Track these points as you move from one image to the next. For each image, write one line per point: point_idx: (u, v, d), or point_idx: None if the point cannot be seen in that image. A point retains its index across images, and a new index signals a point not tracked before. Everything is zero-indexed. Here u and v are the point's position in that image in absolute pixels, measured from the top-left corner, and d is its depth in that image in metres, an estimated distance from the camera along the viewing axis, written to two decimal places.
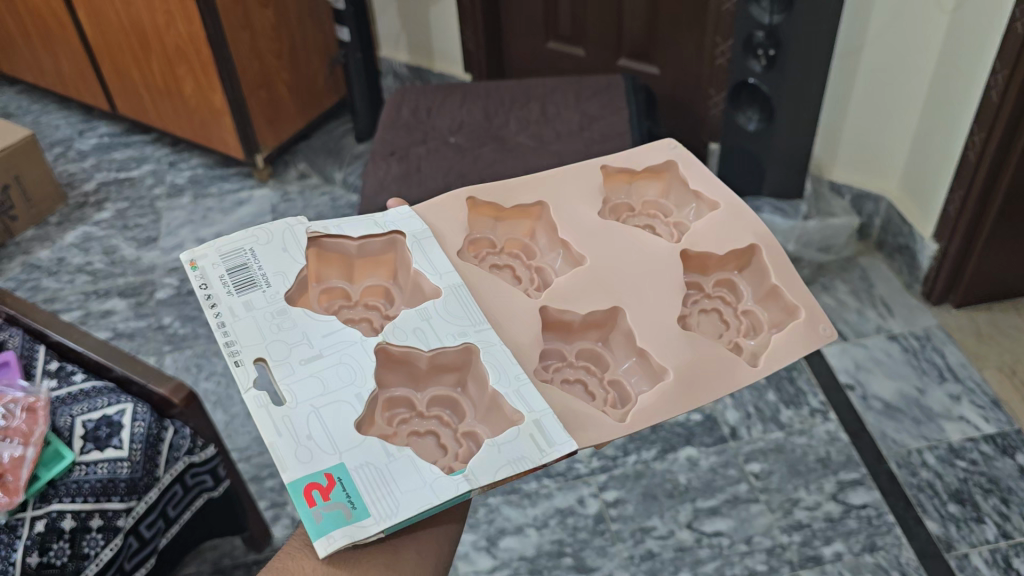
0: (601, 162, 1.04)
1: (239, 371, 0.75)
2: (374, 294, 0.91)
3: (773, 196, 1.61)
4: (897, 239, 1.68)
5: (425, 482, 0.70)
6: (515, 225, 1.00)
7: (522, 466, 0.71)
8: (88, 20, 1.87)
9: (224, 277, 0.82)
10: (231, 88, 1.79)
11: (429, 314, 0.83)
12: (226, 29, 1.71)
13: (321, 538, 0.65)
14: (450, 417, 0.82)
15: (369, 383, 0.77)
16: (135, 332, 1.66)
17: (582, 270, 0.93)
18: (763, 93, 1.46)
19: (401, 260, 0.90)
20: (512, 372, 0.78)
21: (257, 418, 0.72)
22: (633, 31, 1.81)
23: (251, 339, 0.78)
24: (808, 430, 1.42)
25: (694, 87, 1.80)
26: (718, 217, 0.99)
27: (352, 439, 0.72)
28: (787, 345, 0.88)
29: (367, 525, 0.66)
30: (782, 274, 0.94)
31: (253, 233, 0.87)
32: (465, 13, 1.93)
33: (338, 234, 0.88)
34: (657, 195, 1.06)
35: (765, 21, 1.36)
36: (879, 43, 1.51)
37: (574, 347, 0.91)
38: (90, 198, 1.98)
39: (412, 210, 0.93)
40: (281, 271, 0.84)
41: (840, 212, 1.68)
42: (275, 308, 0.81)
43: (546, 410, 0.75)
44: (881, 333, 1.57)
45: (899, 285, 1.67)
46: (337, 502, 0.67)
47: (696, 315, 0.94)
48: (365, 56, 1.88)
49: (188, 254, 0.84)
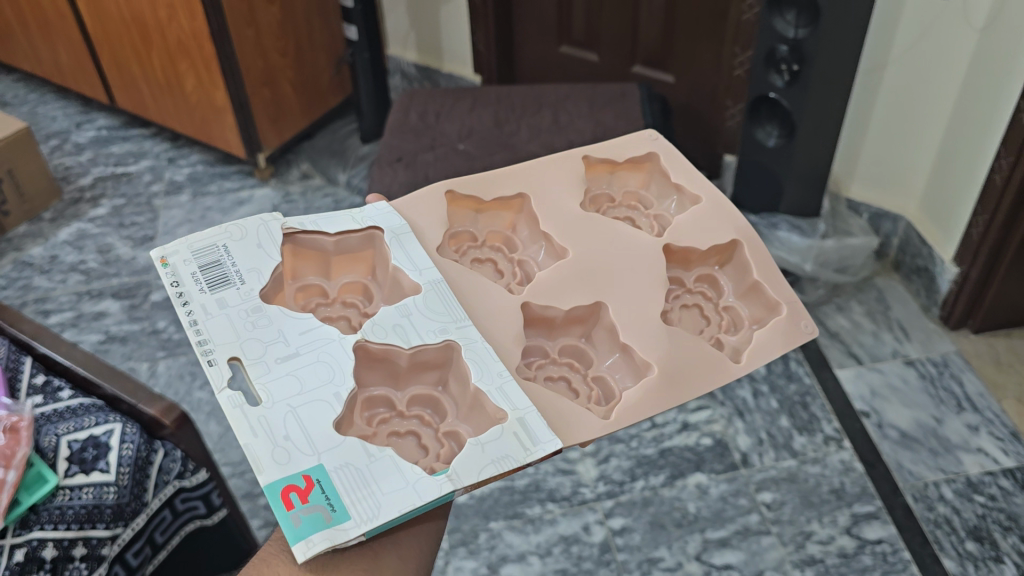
0: (583, 152, 1.05)
1: (212, 369, 0.74)
2: (352, 291, 0.91)
3: (792, 212, 1.52)
4: (914, 260, 1.63)
5: (407, 483, 0.69)
6: (496, 217, 1.01)
7: (507, 464, 0.70)
8: (89, 11, 1.82)
9: (195, 273, 0.81)
10: (234, 85, 1.73)
11: (409, 310, 0.83)
12: (231, 25, 1.66)
13: (299, 542, 0.64)
14: (431, 416, 0.82)
15: (348, 381, 0.76)
16: (129, 336, 1.61)
17: (565, 265, 0.95)
18: (783, 108, 1.41)
19: (380, 255, 0.90)
20: (494, 369, 0.78)
21: (232, 419, 0.71)
22: (648, 38, 1.77)
23: (225, 338, 0.77)
24: (822, 459, 1.37)
25: (710, 97, 1.75)
26: (701, 209, 1.01)
27: (331, 438, 0.71)
28: (772, 340, 0.90)
29: (347, 529, 0.65)
30: (764, 270, 0.96)
31: (227, 228, 0.86)
32: (477, 14, 1.88)
33: (315, 229, 0.88)
34: (637, 185, 1.08)
35: (789, 35, 1.31)
36: (903, 57, 1.45)
37: (556, 344, 0.92)
38: (86, 193, 1.92)
39: (389, 203, 0.94)
40: (254, 269, 0.83)
41: (859, 232, 1.57)
42: (248, 305, 0.80)
43: (530, 407, 0.75)
44: (897, 358, 1.53)
45: (916, 308, 1.62)
46: (316, 505, 0.66)
47: (678, 310, 0.96)
48: (374, 55, 1.82)
49: (159, 250, 0.83)
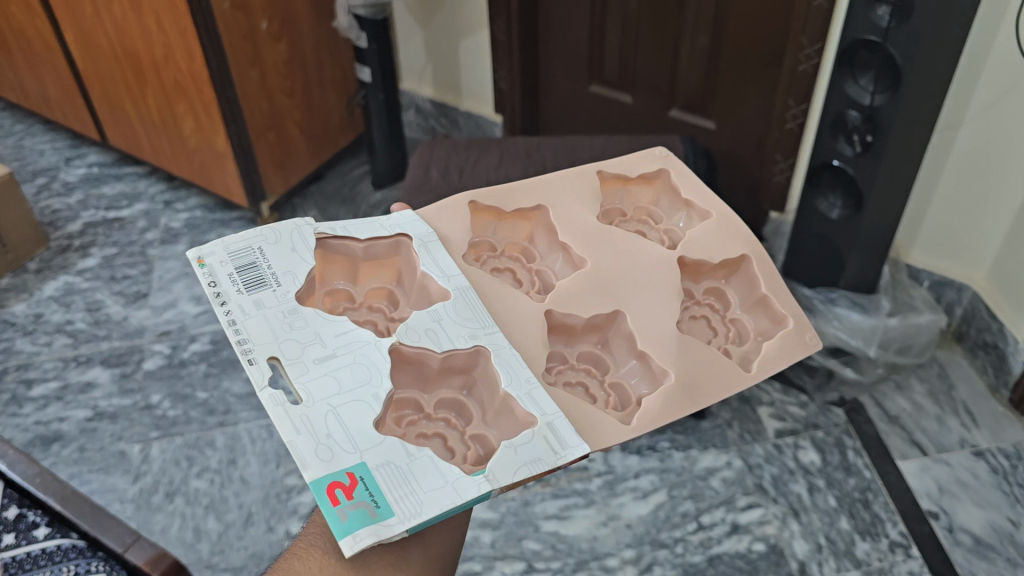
0: (598, 167, 1.04)
1: (253, 368, 0.71)
2: (377, 296, 0.88)
3: (851, 288, 1.38)
4: (981, 335, 1.48)
5: (446, 482, 0.67)
6: (514, 228, 0.99)
7: (539, 467, 0.69)
8: (77, 44, 1.67)
9: (233, 275, 0.78)
10: (237, 131, 1.58)
11: (439, 314, 0.80)
12: (233, 66, 1.50)
13: (345, 536, 0.61)
14: (457, 420, 0.80)
15: (385, 383, 0.74)
16: (119, 412, 1.46)
17: (584, 273, 0.93)
18: (848, 176, 1.26)
19: (406, 262, 0.87)
20: (523, 374, 0.76)
21: (274, 418, 0.68)
22: (688, 80, 1.62)
23: (263, 338, 0.74)
24: (888, 569, 1.23)
25: (756, 147, 1.60)
26: (712, 224, 0.98)
27: (372, 437, 0.69)
28: (780, 354, 0.88)
29: (392, 524, 0.63)
30: (771, 282, 0.94)
31: (260, 231, 0.83)
32: (501, 51, 1.73)
33: (346, 235, 0.85)
34: (647, 202, 1.06)
35: (864, 102, 1.18)
36: (980, 120, 1.31)
37: (574, 350, 0.89)
38: (75, 240, 1.77)
39: (413, 212, 0.91)
40: (290, 272, 0.80)
41: (923, 306, 1.43)
42: (285, 307, 0.77)
43: (559, 411, 0.74)
44: (965, 449, 1.39)
45: (982, 387, 1.47)
46: (360, 501, 0.64)
47: (687, 321, 0.93)
48: (389, 97, 1.65)
49: (194, 251, 0.80)
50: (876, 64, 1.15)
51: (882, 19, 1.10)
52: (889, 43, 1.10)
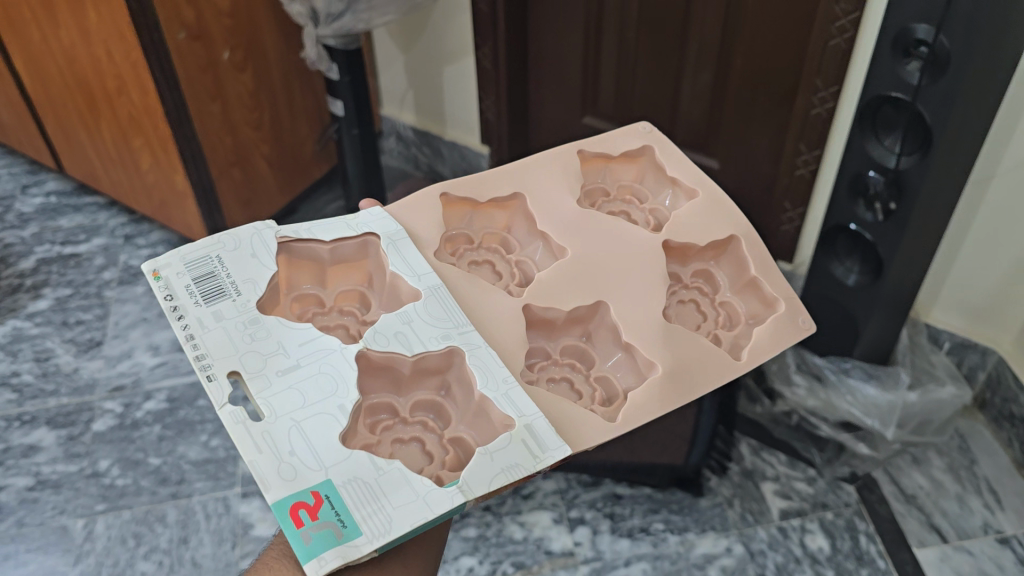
0: (578, 147, 0.98)
1: (211, 385, 0.66)
2: (348, 299, 0.83)
3: (866, 358, 1.25)
4: (1006, 405, 1.35)
5: (418, 495, 0.61)
6: (491, 217, 0.94)
7: (516, 473, 0.63)
8: (27, 71, 1.54)
9: (190, 286, 0.72)
10: (196, 169, 1.45)
11: (409, 315, 0.75)
12: (190, 101, 1.38)
13: (310, 560, 0.56)
14: (435, 422, 0.75)
15: (353, 393, 0.68)
16: (62, 480, 1.34)
17: (563, 265, 0.88)
18: (866, 242, 1.13)
19: (377, 262, 0.82)
20: (499, 374, 0.71)
21: (235, 436, 0.63)
22: (690, 117, 1.48)
23: (223, 352, 0.68)
24: None
25: (762, 191, 1.47)
26: (697, 204, 0.94)
27: (337, 451, 0.64)
28: (773, 341, 0.84)
29: (360, 544, 0.58)
30: (763, 264, 0.90)
31: (217, 238, 0.77)
32: (487, 79, 1.59)
33: (310, 237, 0.80)
34: (632, 179, 1.02)
35: (889, 164, 1.04)
36: (1016, 177, 1.17)
37: (557, 345, 0.85)
38: (26, 280, 1.65)
39: (385, 210, 0.85)
40: (250, 279, 0.74)
41: (948, 380, 1.29)
42: (246, 319, 0.71)
43: (538, 413, 0.68)
44: (989, 534, 1.26)
45: (1007, 462, 1.35)
46: (326, 521, 0.59)
47: (675, 307, 0.89)
48: (364, 132, 1.52)
49: (149, 263, 0.74)
50: (903, 122, 1.02)
51: (912, 74, 0.97)
52: (920, 102, 0.97)
